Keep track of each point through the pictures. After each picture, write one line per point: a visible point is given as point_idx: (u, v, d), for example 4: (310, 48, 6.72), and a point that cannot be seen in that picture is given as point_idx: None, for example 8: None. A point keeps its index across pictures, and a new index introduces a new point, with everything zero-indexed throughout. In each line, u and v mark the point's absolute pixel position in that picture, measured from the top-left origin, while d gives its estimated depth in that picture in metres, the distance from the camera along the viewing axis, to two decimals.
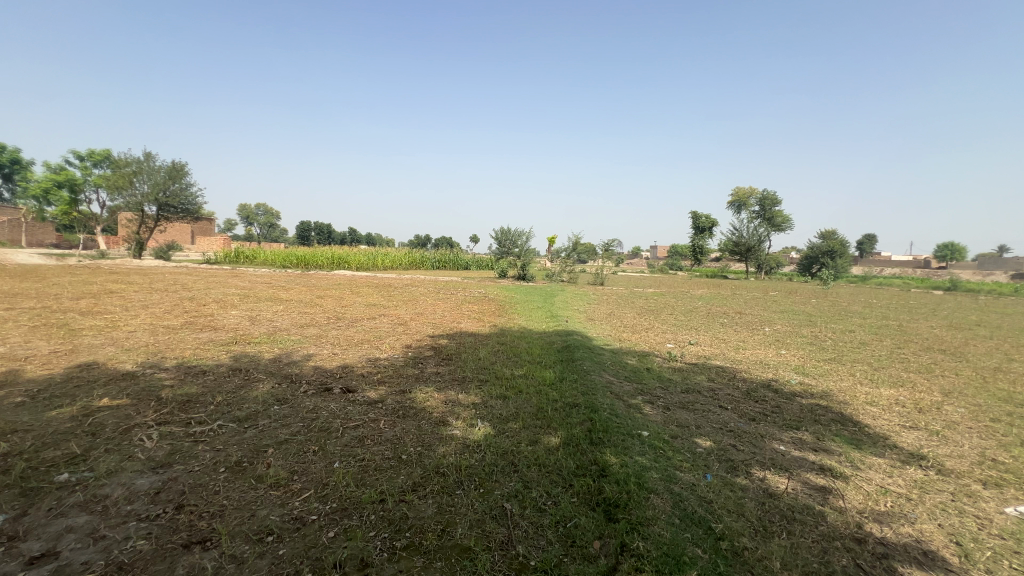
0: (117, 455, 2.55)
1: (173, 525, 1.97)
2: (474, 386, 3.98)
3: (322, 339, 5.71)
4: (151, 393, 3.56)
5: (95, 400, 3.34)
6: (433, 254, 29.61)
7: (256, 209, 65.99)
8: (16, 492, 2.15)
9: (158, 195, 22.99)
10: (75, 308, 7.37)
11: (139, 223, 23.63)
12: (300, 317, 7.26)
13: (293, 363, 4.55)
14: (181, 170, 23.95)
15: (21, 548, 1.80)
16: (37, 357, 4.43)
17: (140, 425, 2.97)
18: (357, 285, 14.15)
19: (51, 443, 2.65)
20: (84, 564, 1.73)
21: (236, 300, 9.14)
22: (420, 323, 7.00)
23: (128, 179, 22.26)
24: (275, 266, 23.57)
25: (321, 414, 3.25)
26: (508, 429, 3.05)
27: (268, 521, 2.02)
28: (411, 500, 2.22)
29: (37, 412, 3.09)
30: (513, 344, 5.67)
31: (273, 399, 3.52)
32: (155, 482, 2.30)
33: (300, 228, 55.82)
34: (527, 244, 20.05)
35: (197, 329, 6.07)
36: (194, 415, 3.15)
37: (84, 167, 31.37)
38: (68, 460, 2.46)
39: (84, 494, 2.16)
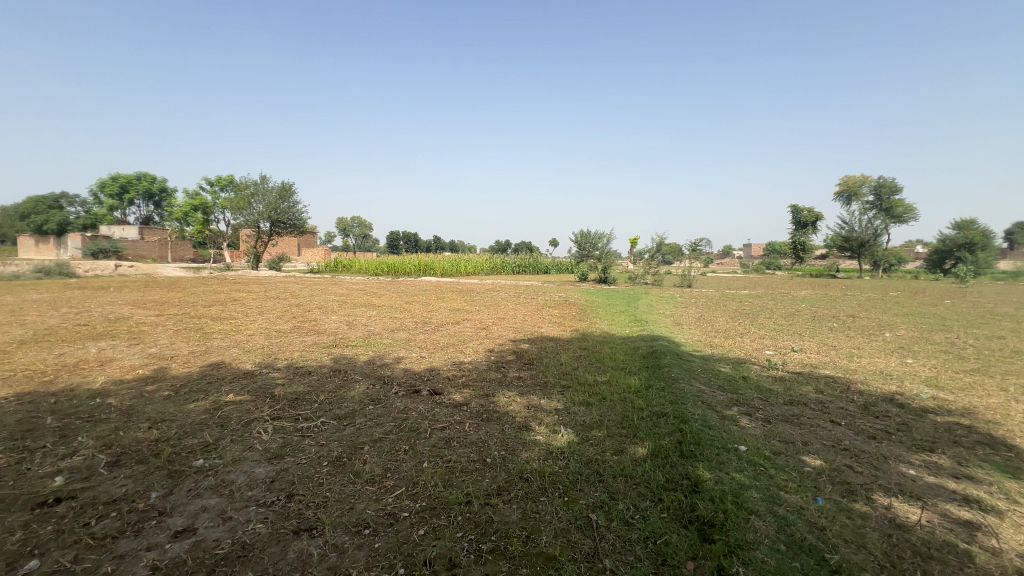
0: (239, 445, 2.88)
1: (285, 512, 2.17)
2: (556, 391, 3.94)
3: (411, 342, 6.02)
4: (266, 390, 3.99)
5: (223, 396, 3.81)
6: (513, 260, 30.02)
7: (352, 222, 72.01)
8: (165, 473, 2.51)
9: (271, 213, 25.85)
10: (208, 314, 8.50)
11: (256, 238, 26.71)
12: (391, 322, 7.72)
13: (385, 365, 4.84)
14: (290, 189, 26.60)
15: (168, 523, 2.09)
16: (178, 357, 5.17)
17: (258, 419, 3.33)
18: (442, 290, 14.77)
19: (190, 432, 3.06)
20: (216, 541, 1.96)
21: (335, 307, 10.00)
22: (501, 328, 7.11)
23: (248, 200, 25.28)
24: (368, 274, 25.34)
25: (410, 415, 3.42)
26: (591, 437, 2.98)
27: (365, 515, 2.15)
28: (496, 503, 2.25)
29: (179, 405, 3.59)
30: (595, 349, 5.55)
31: (368, 399, 3.77)
32: (271, 471, 2.56)
33: (390, 237, 59.74)
34: (608, 246, 19.58)
35: (304, 333, 6.71)
36: (302, 412, 3.47)
37: (214, 192, 36.34)
38: (202, 448, 2.83)
39: (215, 478, 2.47)
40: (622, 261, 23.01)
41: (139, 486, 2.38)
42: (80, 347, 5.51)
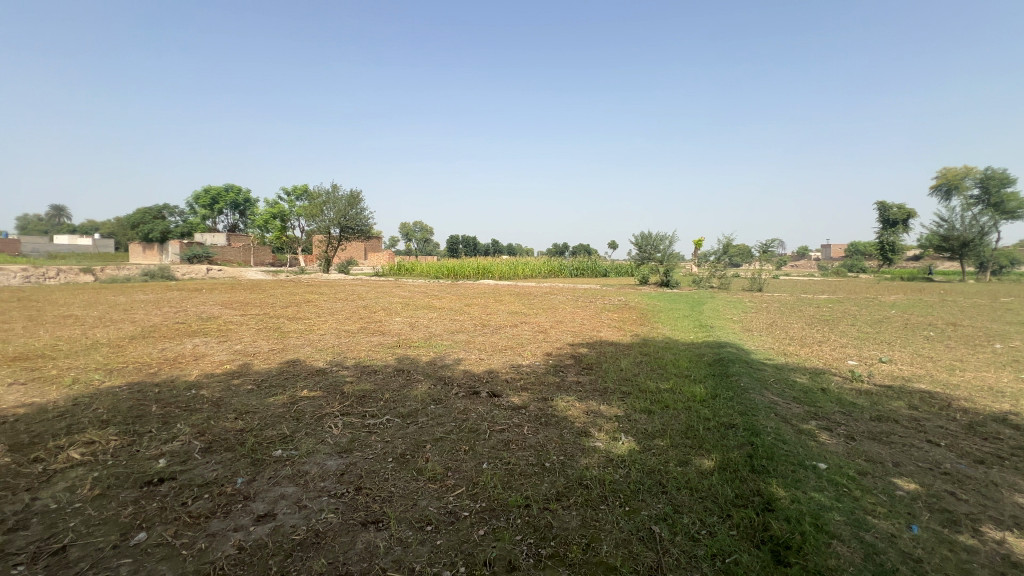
0: (313, 438, 3.07)
1: (354, 504, 2.28)
2: (616, 398, 3.85)
3: (470, 344, 6.14)
4: (337, 387, 4.23)
5: (298, 391, 4.08)
6: (571, 263, 29.75)
7: (415, 227, 74.74)
8: (249, 460, 2.73)
9: (340, 219, 27.43)
10: (285, 315, 9.16)
11: (327, 243, 28.45)
12: (450, 324, 7.92)
13: (446, 366, 4.97)
14: (358, 197, 28.06)
15: (251, 507, 2.26)
16: (260, 354, 5.61)
17: (329, 415, 3.53)
18: (500, 293, 14.93)
19: (270, 424, 3.31)
20: (293, 527, 2.11)
21: (399, 308, 10.42)
22: (559, 332, 7.07)
23: (320, 208, 27.00)
24: (429, 277, 26.15)
25: (470, 415, 3.49)
26: (654, 447, 2.89)
27: (428, 512, 2.22)
28: (555, 509, 2.23)
29: (261, 398, 3.89)
30: (657, 356, 5.38)
31: (430, 398, 3.89)
32: (341, 465, 2.71)
33: (450, 240, 61.38)
34: (671, 248, 18.90)
35: (370, 334, 7.04)
36: (369, 409, 3.64)
37: (291, 201, 39.17)
38: (280, 439, 3.04)
39: (292, 468, 2.65)
40: (686, 263, 22.11)
41: (227, 472, 2.60)
42: (178, 343, 6.13)
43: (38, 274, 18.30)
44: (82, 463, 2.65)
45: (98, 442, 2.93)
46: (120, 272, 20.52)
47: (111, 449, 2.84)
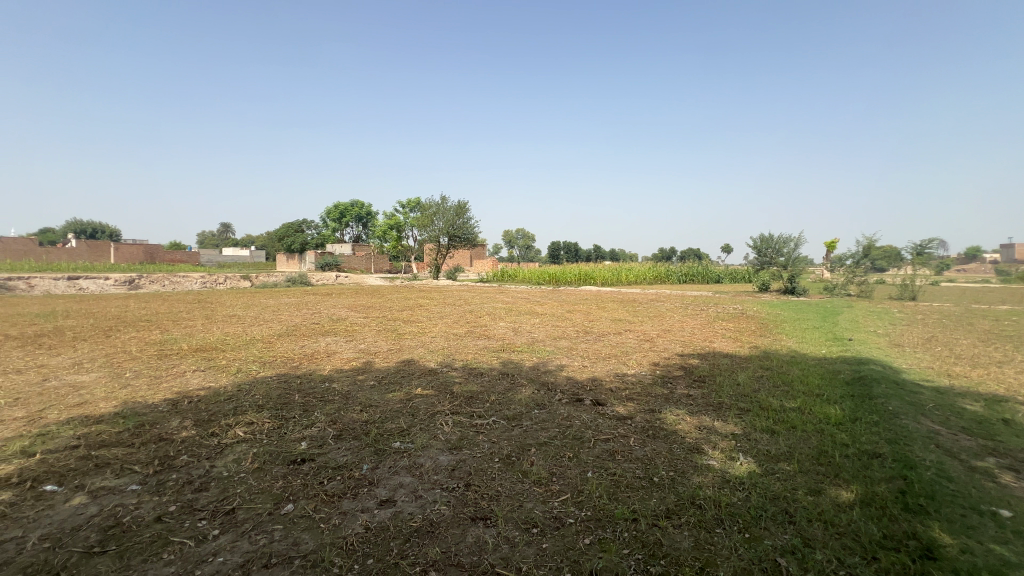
0: (426, 434, 3.29)
1: (464, 499, 2.40)
2: (733, 414, 3.56)
3: (573, 351, 6.11)
4: (447, 387, 4.49)
5: (413, 389, 4.41)
6: (679, 268, 28.18)
7: (518, 234, 76.72)
8: (373, 449, 3.02)
9: (449, 229, 29.17)
10: (401, 318, 9.98)
11: (437, 251, 30.40)
12: (553, 330, 7.96)
13: (549, 372, 5.01)
14: (464, 207, 29.57)
15: (375, 492, 2.49)
16: (380, 353, 6.18)
17: (440, 412, 3.76)
18: (604, 300, 14.64)
19: (390, 417, 3.62)
20: (410, 514, 2.28)
21: (503, 313, 10.76)
22: (667, 341, 6.74)
23: (431, 219, 28.98)
24: (531, 283, 26.61)
25: (574, 422, 3.47)
26: (778, 471, 2.62)
27: (533, 514, 2.25)
28: (665, 526, 2.13)
29: (382, 393, 4.28)
30: (781, 371, 4.86)
31: (534, 403, 3.95)
32: (452, 460, 2.87)
33: (552, 247, 61.97)
34: (796, 251, 17.04)
35: (476, 337, 7.37)
36: (476, 409, 3.80)
37: (406, 214, 42.65)
38: (398, 432, 3.31)
39: (408, 460, 2.87)
40: (815, 268, 19.71)
41: (355, 458, 2.89)
42: (314, 341, 7.00)
43: (212, 279, 22.16)
44: (246, 439, 3.14)
45: (256, 423, 3.46)
46: (271, 278, 24.03)
47: (266, 430, 3.33)
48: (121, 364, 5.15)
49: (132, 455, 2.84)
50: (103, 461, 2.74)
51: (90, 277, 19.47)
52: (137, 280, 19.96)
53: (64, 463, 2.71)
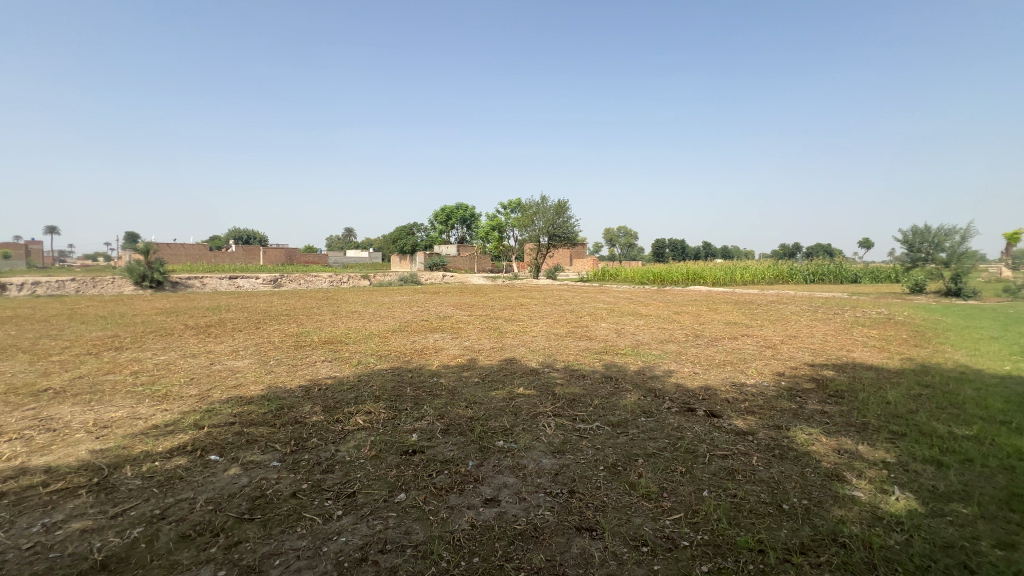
0: (529, 435, 3.28)
1: (568, 506, 2.33)
2: (883, 439, 3.03)
3: (683, 356, 5.71)
4: (549, 388, 4.45)
5: (515, 388, 4.45)
6: (807, 266, 25.12)
7: (619, 232, 74.71)
8: (477, 446, 3.08)
9: (549, 228, 29.28)
10: (503, 317, 10.21)
11: (537, 251, 30.71)
12: (658, 333, 7.54)
13: (656, 378, 4.73)
14: (565, 206, 29.48)
15: (480, 489, 2.53)
16: (483, 350, 6.35)
17: (542, 414, 3.73)
18: (716, 301, 13.55)
19: (494, 415, 3.68)
20: (514, 516, 2.27)
21: (605, 314, 10.46)
22: (793, 348, 5.99)
23: (531, 219, 29.45)
24: (633, 283, 25.65)
25: (685, 434, 3.22)
26: (951, 514, 2.15)
27: (643, 531, 2.11)
28: (800, 564, 1.85)
29: (486, 391, 4.38)
30: (948, 389, 4.04)
31: (640, 410, 3.74)
32: (555, 464, 2.82)
33: (656, 245, 59.25)
34: (964, 245, 14.23)
35: (578, 338, 7.25)
36: (579, 413, 3.71)
37: (508, 215, 43.72)
38: (502, 431, 3.35)
39: (512, 460, 2.87)
40: (990, 266, 16.27)
41: (461, 453, 2.98)
42: (424, 337, 7.43)
43: (338, 279, 24.75)
44: (364, 427, 3.40)
45: (373, 412, 3.73)
46: (388, 277, 26.19)
47: (382, 419, 3.57)
48: (267, 353, 5.93)
49: (274, 434, 3.22)
50: (253, 438, 3.15)
51: (245, 277, 22.86)
52: (280, 279, 23.00)
53: (223, 436, 3.17)
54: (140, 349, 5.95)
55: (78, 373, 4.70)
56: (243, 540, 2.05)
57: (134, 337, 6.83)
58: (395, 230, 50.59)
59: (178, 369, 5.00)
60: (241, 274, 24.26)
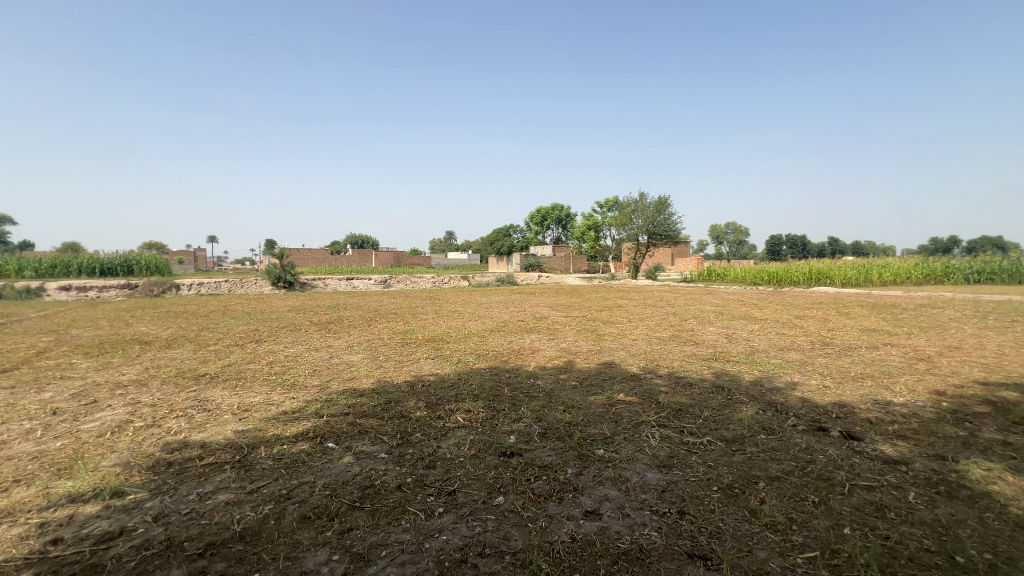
0: (632, 445, 3.09)
1: (677, 529, 2.13)
2: None
3: (808, 367, 5.04)
4: (652, 396, 4.18)
5: (615, 394, 4.25)
6: (968, 264, 21.04)
7: (727, 229, 69.31)
8: (576, 453, 2.97)
9: (648, 226, 28.02)
10: (601, 319, 9.93)
11: (635, 251, 29.56)
12: (777, 340, 6.75)
13: (776, 390, 4.21)
14: (666, 203, 27.97)
15: (580, 500, 2.42)
16: (581, 353, 6.20)
17: (645, 423, 3.50)
18: (847, 304, 11.87)
19: (593, 422, 3.54)
20: (618, 533, 2.12)
21: (712, 317, 9.69)
22: (956, 362, 4.98)
23: (630, 217, 28.44)
24: (744, 284, 23.52)
25: (817, 458, 2.80)
26: None
27: (769, 569, 1.84)
28: None
29: (584, 395, 4.24)
30: None
31: (759, 426, 3.34)
32: (661, 480, 2.61)
33: (770, 242, 53.99)
34: None
35: (683, 343, 6.77)
36: (686, 425, 3.42)
37: (604, 215, 42.77)
38: (602, 439, 3.20)
39: (613, 471, 2.72)
40: None
41: (560, 459, 2.89)
42: (521, 338, 7.48)
43: (440, 279, 26.09)
44: (464, 426, 3.46)
45: (473, 411, 3.80)
46: (485, 278, 27.04)
47: (481, 419, 3.62)
48: (377, 349, 6.37)
49: (383, 427, 3.41)
50: (364, 429, 3.37)
51: (360, 278, 25.07)
52: (389, 280, 24.88)
53: (339, 426, 3.42)
54: (275, 343, 6.74)
55: (228, 362, 5.45)
56: (354, 527, 2.16)
57: (271, 332, 7.78)
58: (493, 232, 52.00)
59: (304, 361, 5.56)
60: (357, 275, 26.66)
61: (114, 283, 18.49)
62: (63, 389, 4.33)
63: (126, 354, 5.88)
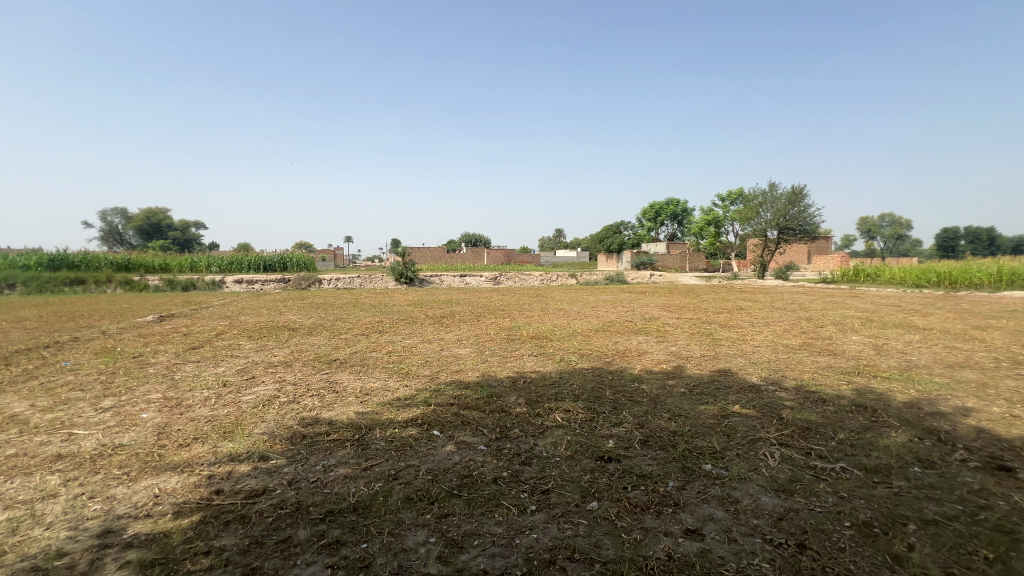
0: (745, 463, 2.79)
1: (794, 565, 1.87)
2: None
3: (989, 390, 4.09)
4: (774, 410, 3.74)
5: (730, 405, 3.89)
6: None
7: (882, 221, 59.36)
8: (680, 465, 2.78)
9: (779, 220, 25.09)
10: (718, 322, 9.17)
11: (763, 248, 26.74)
12: (946, 355, 5.60)
13: (940, 415, 3.49)
14: (801, 194, 24.86)
15: (680, 517, 2.25)
16: (692, 358, 5.79)
17: (763, 440, 3.15)
18: None
19: (701, 433, 3.27)
20: (721, 559, 1.93)
21: (856, 324, 8.37)
22: None
23: (756, 210, 25.86)
24: (903, 286, 19.93)
25: (994, 504, 2.26)
26: None
27: None
28: None
29: (693, 404, 3.95)
30: None
31: (913, 457, 2.80)
32: (779, 506, 2.32)
33: (941, 236, 45.04)
34: None
35: (817, 353, 5.95)
36: (815, 446, 3.00)
37: (726, 209, 39.42)
38: (711, 453, 2.95)
39: (721, 490, 2.48)
40: None
41: (661, 470, 2.73)
42: (626, 339, 7.23)
43: (548, 277, 26.29)
44: (562, 426, 3.45)
45: (572, 411, 3.76)
46: (593, 276, 26.62)
47: (579, 420, 3.56)
48: (483, 343, 6.63)
49: (484, 419, 3.54)
50: (467, 420, 3.53)
51: (473, 275, 26.30)
52: (499, 277, 25.76)
53: (445, 415, 3.63)
54: (395, 334, 7.38)
55: (356, 350, 6.10)
56: (451, 513, 2.27)
57: (392, 324, 8.55)
58: (603, 230, 51.00)
59: (419, 352, 6.00)
60: (470, 273, 28.01)
61: (273, 278, 21.81)
62: (231, 366, 5.22)
63: (278, 339, 6.90)
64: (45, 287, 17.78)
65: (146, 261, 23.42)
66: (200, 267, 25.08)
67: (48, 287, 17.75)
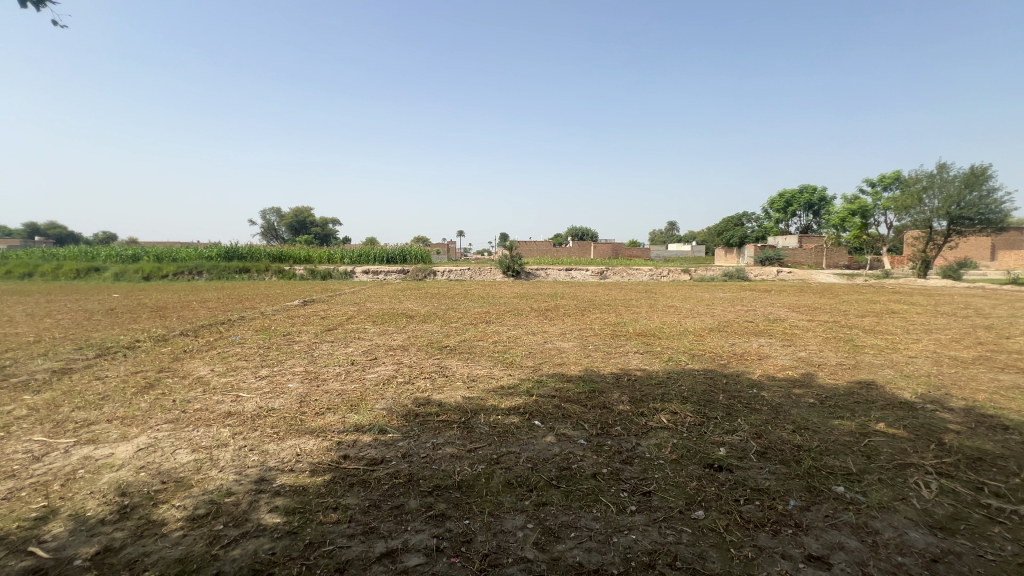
0: (889, 491, 2.40)
1: None
2: None
3: None
4: (932, 433, 3.16)
5: (872, 422, 3.36)
6: None
7: None
8: (804, 484, 2.48)
9: (951, 208, 20.88)
10: (861, 326, 7.96)
11: (926, 240, 22.51)
12: None
13: None
14: (983, 174, 20.36)
15: (802, 540, 2.02)
16: (824, 366, 5.12)
17: (916, 466, 2.68)
18: None
19: (833, 451, 2.89)
20: None
21: None
22: None
23: (918, 197, 21.83)
24: None
25: None
26: None
27: None
28: None
29: (825, 417, 3.49)
30: None
31: None
32: (933, 546, 1.96)
33: None
34: None
35: (999, 369, 4.86)
36: (989, 481, 2.47)
37: (877, 196, 34.02)
38: (844, 474, 2.59)
39: (856, 517, 2.17)
40: None
41: (781, 486, 2.47)
42: (745, 340, 6.63)
43: (658, 272, 25.13)
44: (667, 427, 3.29)
45: (679, 414, 3.56)
46: (709, 271, 24.80)
47: (687, 423, 3.37)
48: (587, 338, 6.56)
49: (585, 414, 3.52)
50: (567, 413, 3.53)
51: (579, 269, 26.09)
52: (605, 271, 25.22)
53: (546, 406, 3.68)
54: (501, 325, 7.64)
55: (464, 338, 6.43)
56: (549, 503, 2.30)
57: (498, 314, 8.86)
58: (722, 223, 47.18)
59: (523, 343, 6.14)
60: (575, 266, 27.86)
61: (394, 270, 23.86)
62: (359, 347, 5.85)
63: (398, 325, 7.56)
64: (222, 274, 21.54)
65: (295, 253, 27.12)
66: (336, 259, 28.30)
67: (224, 274, 21.47)
